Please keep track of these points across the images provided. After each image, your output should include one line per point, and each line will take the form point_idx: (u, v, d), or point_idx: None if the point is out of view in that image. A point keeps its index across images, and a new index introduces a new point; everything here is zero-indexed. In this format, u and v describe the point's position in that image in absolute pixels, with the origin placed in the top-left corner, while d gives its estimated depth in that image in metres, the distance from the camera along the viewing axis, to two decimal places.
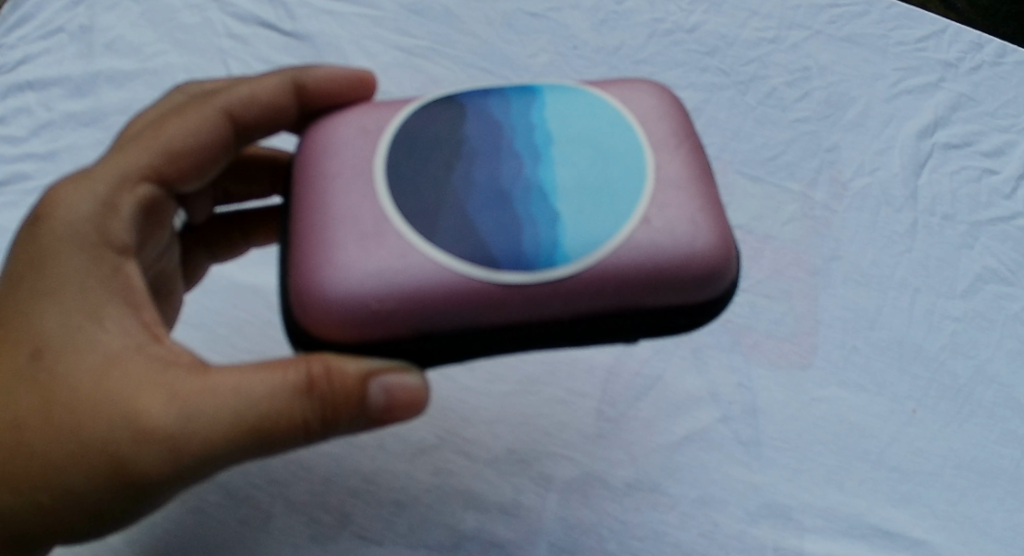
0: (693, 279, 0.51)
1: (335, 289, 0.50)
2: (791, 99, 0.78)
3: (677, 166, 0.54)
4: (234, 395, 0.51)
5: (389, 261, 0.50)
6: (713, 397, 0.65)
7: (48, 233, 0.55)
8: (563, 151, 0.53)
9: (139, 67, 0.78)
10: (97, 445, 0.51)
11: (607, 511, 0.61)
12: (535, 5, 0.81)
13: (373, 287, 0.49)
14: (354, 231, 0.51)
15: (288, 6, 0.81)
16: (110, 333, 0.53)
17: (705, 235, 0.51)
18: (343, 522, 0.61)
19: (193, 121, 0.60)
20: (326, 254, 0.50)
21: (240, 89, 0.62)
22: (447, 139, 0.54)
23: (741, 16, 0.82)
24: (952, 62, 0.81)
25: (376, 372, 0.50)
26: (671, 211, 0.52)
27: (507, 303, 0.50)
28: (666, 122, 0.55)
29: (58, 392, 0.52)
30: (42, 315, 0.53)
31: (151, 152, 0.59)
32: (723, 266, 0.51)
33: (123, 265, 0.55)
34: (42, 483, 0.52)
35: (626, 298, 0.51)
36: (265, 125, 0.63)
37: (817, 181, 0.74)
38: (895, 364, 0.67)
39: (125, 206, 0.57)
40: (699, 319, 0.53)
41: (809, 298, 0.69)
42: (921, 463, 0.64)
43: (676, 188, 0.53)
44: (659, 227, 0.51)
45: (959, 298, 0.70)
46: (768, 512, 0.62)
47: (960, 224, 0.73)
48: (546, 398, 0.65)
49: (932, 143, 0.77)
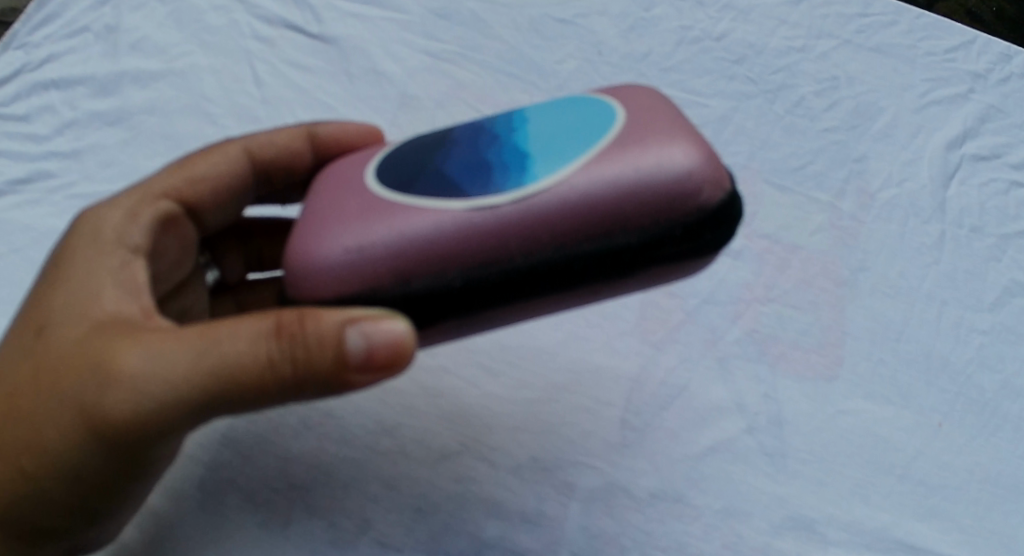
0: (671, 183, 0.48)
1: (310, 241, 0.49)
2: (820, 108, 0.77)
3: (650, 95, 0.51)
4: (200, 344, 0.50)
5: (363, 210, 0.49)
6: (739, 408, 0.64)
7: (75, 236, 0.58)
8: (537, 107, 0.52)
9: (165, 67, 0.78)
10: (78, 405, 0.52)
11: (631, 521, 0.61)
12: (563, 11, 0.81)
13: (346, 232, 0.48)
14: (335, 196, 0.51)
15: (315, 9, 0.80)
16: (105, 306, 0.54)
17: (675, 143, 0.49)
18: (363, 528, 0.60)
19: (217, 157, 0.63)
20: (308, 217, 0.50)
21: (263, 133, 0.64)
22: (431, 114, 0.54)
23: (769, 24, 0.82)
24: (980, 74, 0.81)
25: (354, 319, 0.48)
26: (643, 127, 0.49)
27: (481, 233, 0.48)
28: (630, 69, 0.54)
29: (49, 359, 0.53)
30: (51, 298, 0.55)
31: (177, 176, 0.61)
32: (704, 170, 0.48)
33: (133, 262, 0.56)
34: (28, 450, 0.53)
35: (606, 212, 0.48)
36: (283, 167, 0.65)
37: (845, 192, 0.73)
38: (922, 377, 0.66)
39: (145, 214, 0.59)
40: (695, 232, 0.49)
41: (836, 309, 0.68)
42: (948, 477, 0.63)
43: (650, 109, 0.50)
44: (630, 142, 0.49)
45: (987, 311, 0.69)
46: (793, 524, 0.61)
47: (988, 236, 0.72)
48: (570, 406, 0.64)
49: (961, 154, 0.76)
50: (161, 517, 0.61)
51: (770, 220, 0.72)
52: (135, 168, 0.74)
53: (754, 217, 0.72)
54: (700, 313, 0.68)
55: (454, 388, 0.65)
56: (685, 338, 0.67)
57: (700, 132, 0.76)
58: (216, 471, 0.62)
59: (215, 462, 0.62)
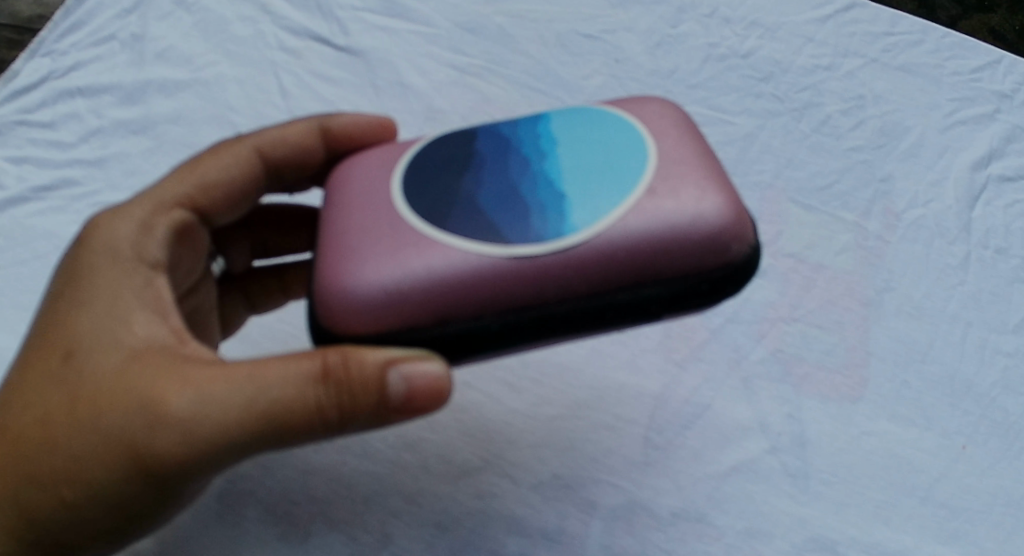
0: (704, 238, 0.50)
1: (350, 278, 0.49)
2: (846, 127, 0.77)
3: (679, 141, 0.53)
4: (248, 382, 0.51)
5: (403, 248, 0.50)
6: (763, 428, 0.64)
7: (88, 251, 0.57)
8: (565, 143, 0.53)
9: (190, 77, 0.78)
10: (116, 436, 0.52)
11: (652, 540, 0.60)
12: (590, 27, 0.81)
13: (387, 270, 0.49)
14: (369, 228, 0.51)
15: (342, 22, 0.81)
16: (136, 332, 0.54)
17: (709, 198, 0.50)
18: (384, 542, 0.60)
19: (227, 159, 0.62)
20: (343, 249, 0.51)
21: (272, 131, 0.64)
22: (458, 144, 0.54)
23: (796, 42, 0.82)
24: (1006, 94, 0.80)
25: (395, 361, 0.49)
26: (676, 179, 0.51)
27: (521, 279, 0.49)
28: (656, 107, 0.55)
29: (82, 388, 0.53)
30: (75, 320, 0.55)
31: (188, 182, 0.61)
32: (735, 226, 0.50)
33: (155, 279, 0.57)
34: (63, 479, 0.53)
35: (640, 263, 0.49)
36: (294, 164, 0.65)
37: (870, 211, 0.73)
38: (946, 400, 0.66)
39: (159, 226, 0.59)
40: (721, 285, 0.51)
41: (861, 329, 0.68)
42: (970, 500, 0.63)
43: (680, 158, 0.52)
44: (665, 196, 0.50)
45: (1011, 333, 0.69)
46: (814, 545, 0.61)
47: (1013, 257, 0.72)
48: (592, 424, 0.64)
49: (986, 175, 0.75)
50: (181, 532, 0.60)
51: (795, 238, 0.72)
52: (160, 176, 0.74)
53: (780, 235, 0.72)
54: (724, 332, 0.68)
55: (477, 404, 0.65)
56: (709, 356, 0.67)
57: (725, 150, 0.75)
58: (236, 482, 0.62)
59: (235, 475, 0.62)
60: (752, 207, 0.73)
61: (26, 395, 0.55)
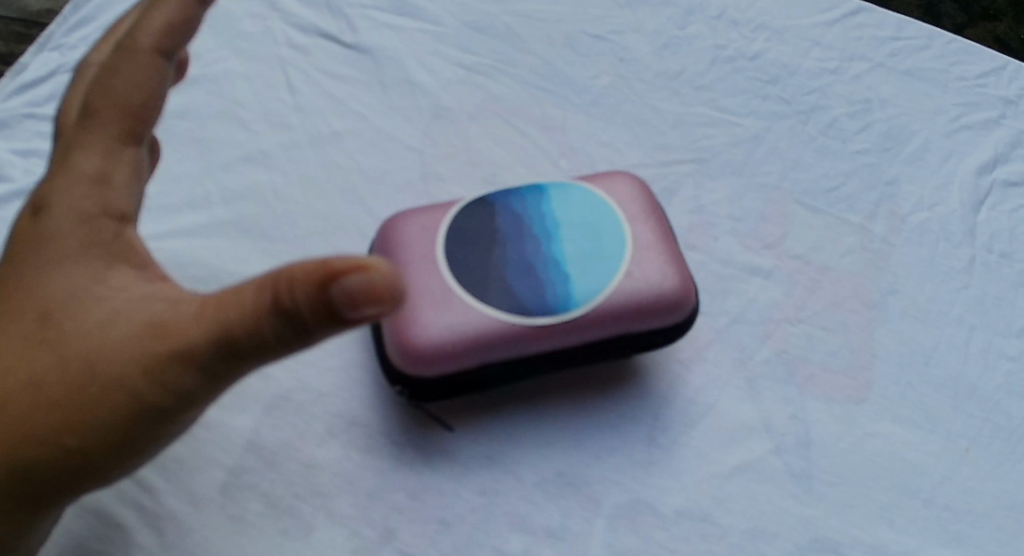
0: (666, 308, 0.60)
1: (410, 330, 0.58)
2: (853, 130, 0.77)
3: (647, 217, 0.63)
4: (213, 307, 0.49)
5: (453, 307, 0.59)
6: (767, 428, 0.64)
7: (39, 210, 0.56)
8: (565, 229, 0.62)
9: (199, 72, 0.78)
10: (97, 379, 0.51)
11: (654, 538, 0.61)
12: (597, 28, 0.82)
13: (441, 327, 0.58)
14: (420, 283, 0.60)
15: (350, 20, 0.81)
16: (110, 285, 0.54)
17: (669, 275, 0.61)
18: (387, 537, 0.60)
19: (130, 70, 0.59)
20: (401, 300, 0.59)
21: (154, 17, 0.59)
22: (483, 227, 0.62)
23: (803, 45, 0.82)
24: (1011, 100, 0.80)
25: (340, 266, 0.44)
26: (644, 259, 0.61)
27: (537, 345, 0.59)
28: (633, 195, 0.64)
29: (55, 345, 0.52)
30: (46, 278, 0.54)
31: (109, 104, 0.58)
32: (686, 289, 0.61)
33: (125, 231, 0.56)
34: (57, 432, 0.51)
35: (621, 325, 0.60)
36: (174, 40, 0.60)
37: (875, 214, 0.73)
38: (949, 403, 0.66)
39: (115, 171, 0.57)
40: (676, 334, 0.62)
41: (865, 331, 0.68)
42: (973, 503, 0.63)
43: (650, 244, 0.62)
44: (639, 278, 0.60)
45: (1016, 337, 0.69)
46: (817, 546, 0.61)
47: (1018, 262, 0.72)
48: (596, 421, 0.64)
49: (991, 179, 0.76)
50: (184, 523, 0.60)
51: (801, 240, 0.72)
52: (168, 170, 0.73)
53: (785, 236, 0.72)
54: (729, 332, 0.67)
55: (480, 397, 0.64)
56: (715, 356, 0.66)
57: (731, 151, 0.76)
58: (241, 476, 0.61)
59: (241, 468, 0.62)
60: (758, 209, 0.73)
61: (5, 358, 0.52)
